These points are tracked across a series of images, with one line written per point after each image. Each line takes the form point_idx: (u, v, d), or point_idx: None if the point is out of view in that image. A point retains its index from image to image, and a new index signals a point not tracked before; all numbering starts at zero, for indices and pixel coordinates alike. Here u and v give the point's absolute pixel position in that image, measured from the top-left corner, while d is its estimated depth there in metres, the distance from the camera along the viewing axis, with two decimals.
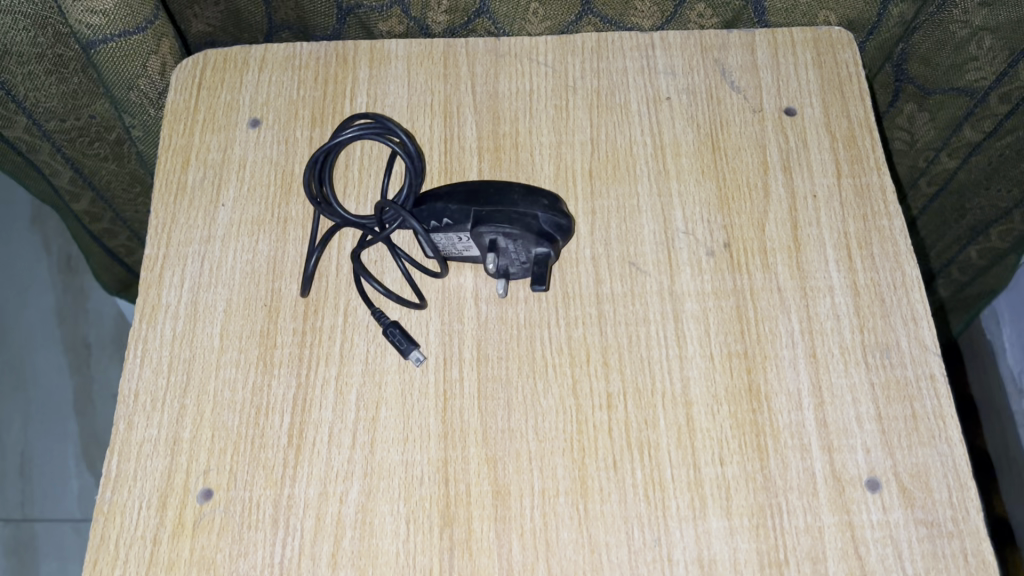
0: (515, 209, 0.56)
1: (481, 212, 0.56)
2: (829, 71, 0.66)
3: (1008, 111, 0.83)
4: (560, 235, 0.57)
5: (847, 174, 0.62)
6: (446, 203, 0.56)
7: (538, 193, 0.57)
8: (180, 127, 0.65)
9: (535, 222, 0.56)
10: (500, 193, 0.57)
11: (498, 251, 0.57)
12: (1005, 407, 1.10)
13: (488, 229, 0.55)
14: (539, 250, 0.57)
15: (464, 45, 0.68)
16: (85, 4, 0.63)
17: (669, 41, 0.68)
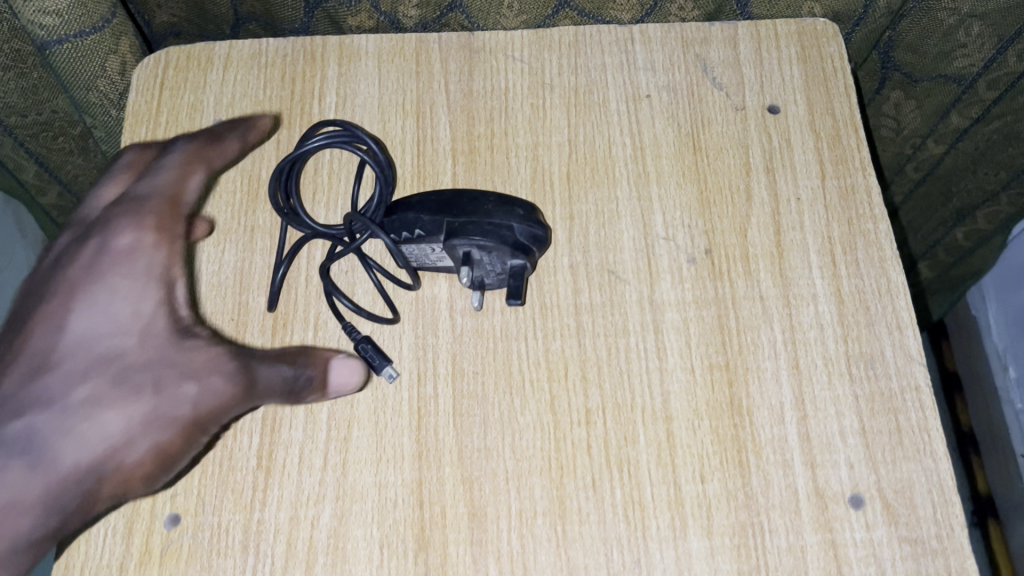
0: (489, 220, 0.54)
1: (454, 224, 0.54)
2: (814, 66, 0.64)
3: (997, 97, 0.82)
4: (536, 246, 0.54)
5: (832, 175, 0.60)
6: (418, 213, 0.54)
7: (512, 203, 0.55)
8: (142, 131, 0.63)
9: (509, 234, 0.54)
10: (473, 203, 0.54)
11: (473, 263, 0.55)
12: (986, 386, 1.08)
13: (460, 243, 0.53)
14: (515, 262, 0.55)
15: (436, 40, 0.66)
16: (37, 5, 0.60)
17: (649, 35, 0.65)
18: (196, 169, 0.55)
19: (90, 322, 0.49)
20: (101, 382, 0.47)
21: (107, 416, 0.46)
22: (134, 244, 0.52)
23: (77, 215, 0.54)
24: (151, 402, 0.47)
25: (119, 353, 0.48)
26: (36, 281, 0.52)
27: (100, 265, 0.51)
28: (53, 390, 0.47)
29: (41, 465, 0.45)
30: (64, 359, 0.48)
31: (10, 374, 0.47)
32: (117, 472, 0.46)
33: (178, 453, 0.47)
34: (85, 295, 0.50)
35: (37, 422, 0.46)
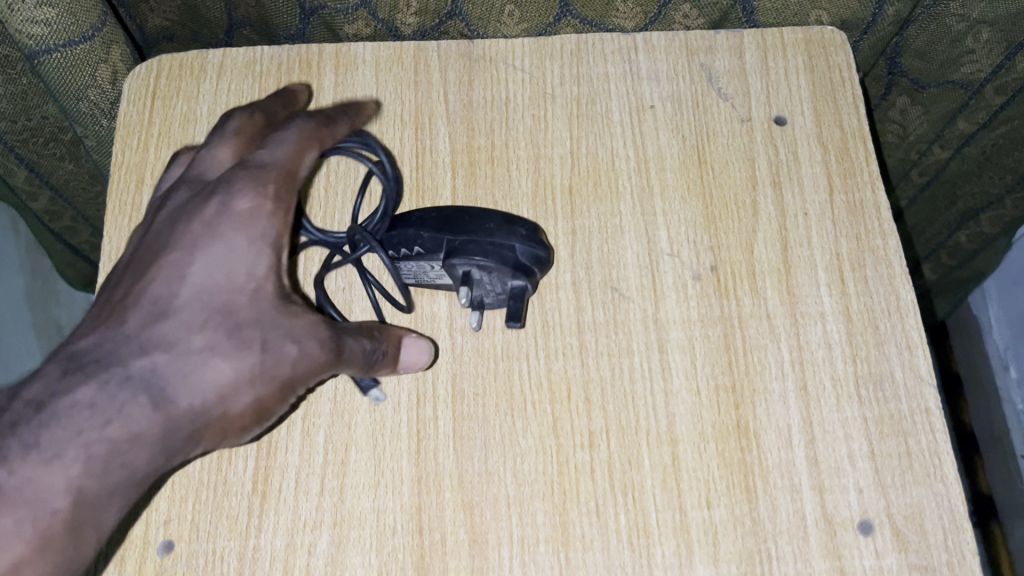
0: (491, 239, 0.52)
1: (455, 242, 0.52)
2: (821, 76, 0.63)
3: (1005, 102, 0.80)
4: (538, 267, 0.53)
5: (840, 189, 0.59)
6: (418, 229, 0.53)
7: (515, 222, 0.53)
8: (133, 142, 0.61)
9: (511, 254, 0.52)
10: (475, 221, 0.53)
11: (472, 282, 0.53)
12: (985, 385, 1.08)
13: (461, 261, 0.52)
14: (515, 284, 0.53)
15: (435, 49, 0.64)
16: (24, 14, 0.58)
17: (652, 43, 0.64)
18: (311, 145, 0.50)
19: (210, 274, 0.45)
20: (218, 335, 0.44)
21: (214, 365, 0.44)
22: (253, 211, 0.47)
23: (188, 173, 0.51)
24: (261, 354, 0.45)
25: (232, 305, 0.45)
26: (153, 232, 0.48)
27: (219, 222, 0.46)
28: (173, 330, 0.44)
29: (160, 404, 0.42)
30: (182, 305, 0.44)
31: (130, 315, 0.44)
32: (222, 417, 0.44)
33: (268, 410, 0.46)
34: (202, 246, 0.46)
35: (159, 359, 0.43)
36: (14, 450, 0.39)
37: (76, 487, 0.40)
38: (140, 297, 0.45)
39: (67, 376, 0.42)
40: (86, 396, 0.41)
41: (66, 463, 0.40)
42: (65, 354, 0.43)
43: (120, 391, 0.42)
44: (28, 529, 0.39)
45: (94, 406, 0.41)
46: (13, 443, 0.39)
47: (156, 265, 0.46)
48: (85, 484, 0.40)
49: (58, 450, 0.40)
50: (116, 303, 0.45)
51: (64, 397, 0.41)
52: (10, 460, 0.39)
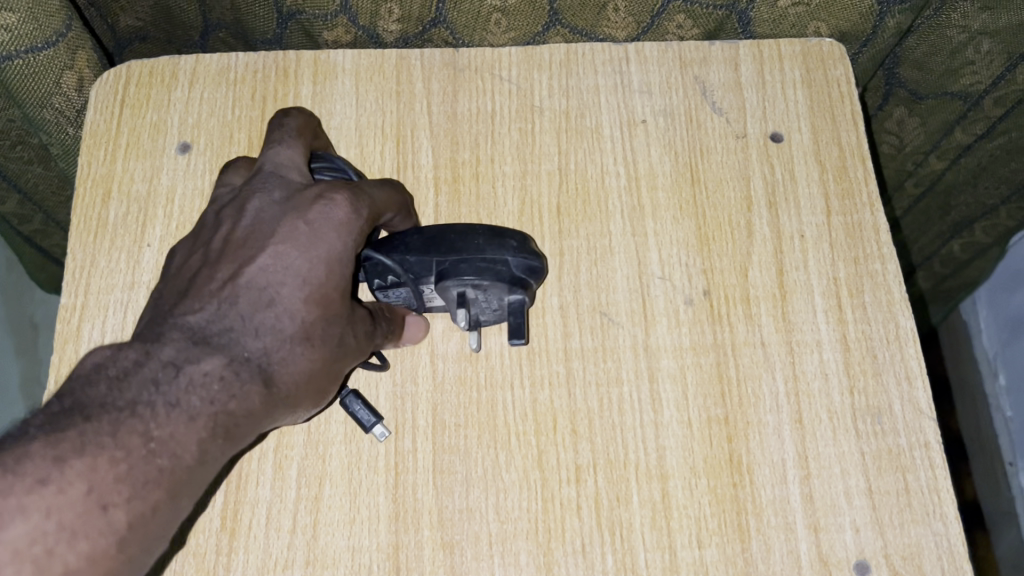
0: (482, 256, 0.49)
1: (443, 264, 0.49)
2: (819, 90, 0.61)
3: (1003, 114, 0.78)
4: (533, 278, 0.50)
5: (838, 211, 0.57)
6: (404, 253, 0.50)
7: (504, 235, 0.50)
8: (100, 154, 0.58)
9: (505, 269, 0.49)
10: (463, 238, 0.50)
11: (468, 302, 0.51)
12: (976, 391, 1.03)
13: (452, 283, 0.49)
14: (513, 298, 0.51)
15: (419, 57, 0.61)
16: None
17: (645, 54, 0.62)
18: (398, 209, 0.52)
19: (311, 271, 0.45)
20: (312, 322, 0.45)
21: (303, 354, 0.44)
22: (349, 223, 0.47)
23: (268, 171, 0.49)
24: (338, 347, 0.46)
25: (326, 300, 0.45)
26: (244, 222, 0.47)
27: (323, 224, 0.46)
28: (278, 318, 0.44)
29: (265, 386, 0.43)
30: (283, 297, 0.44)
31: (236, 296, 0.44)
32: (307, 397, 0.46)
33: (324, 396, 0.47)
34: (308, 243, 0.45)
35: (268, 342, 0.44)
36: (158, 404, 0.41)
37: (201, 447, 0.41)
38: (243, 281, 0.45)
39: (197, 346, 0.43)
40: (211, 368, 0.42)
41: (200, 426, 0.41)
42: (186, 325, 0.43)
43: (240, 372, 0.43)
44: (166, 477, 0.40)
45: (223, 379, 0.42)
46: (156, 398, 0.41)
47: (259, 254, 0.45)
48: (207, 447, 0.42)
49: (192, 412, 0.41)
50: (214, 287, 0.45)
51: (194, 363, 0.42)
52: (154, 415, 0.40)
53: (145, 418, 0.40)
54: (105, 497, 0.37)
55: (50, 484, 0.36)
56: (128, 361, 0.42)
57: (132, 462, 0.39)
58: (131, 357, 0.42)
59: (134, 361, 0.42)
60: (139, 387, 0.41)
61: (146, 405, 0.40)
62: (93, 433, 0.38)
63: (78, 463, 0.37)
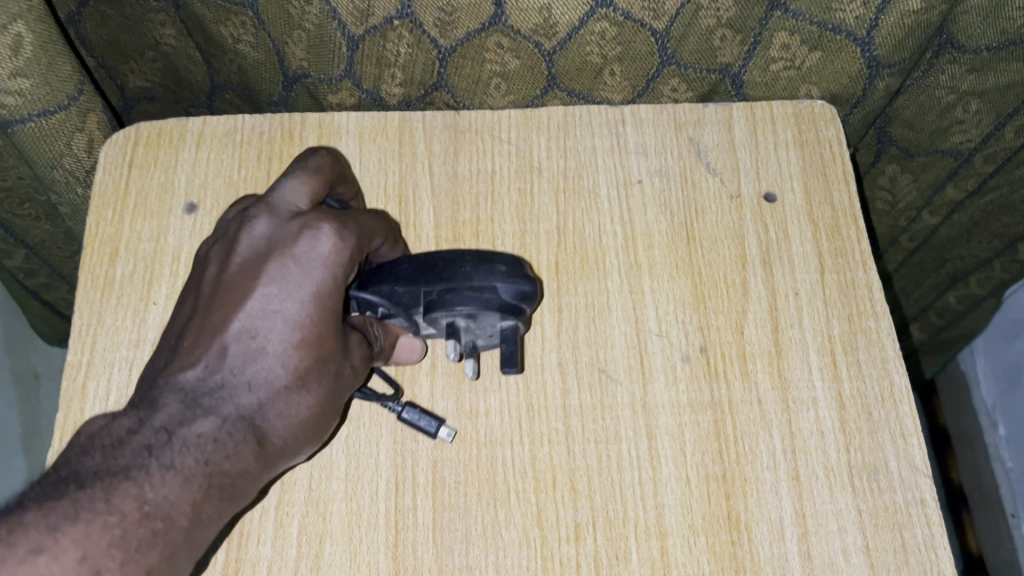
0: (469, 284, 0.49)
1: (431, 294, 0.50)
2: (811, 151, 0.62)
3: (994, 170, 0.80)
4: (525, 304, 0.50)
5: (831, 269, 0.58)
6: (392, 284, 0.50)
7: (493, 259, 0.50)
8: (107, 214, 0.60)
9: (494, 297, 0.49)
10: (450, 265, 0.50)
11: (459, 332, 0.51)
12: (977, 441, 1.03)
13: (441, 314, 0.49)
14: (506, 324, 0.51)
15: (421, 119, 0.63)
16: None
17: (640, 116, 0.63)
18: (388, 233, 0.52)
19: (301, 314, 0.46)
20: (304, 369, 0.46)
21: (298, 401, 0.46)
22: (337, 257, 0.47)
23: (270, 201, 0.50)
24: (336, 385, 0.48)
25: (314, 351, 0.46)
26: (234, 260, 0.48)
27: (309, 259, 0.46)
28: (270, 370, 0.45)
29: (261, 441, 0.45)
30: (274, 343, 0.45)
31: (226, 349, 0.45)
32: (304, 440, 0.47)
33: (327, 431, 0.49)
34: (293, 285, 0.46)
35: (262, 397, 0.45)
36: (153, 466, 0.42)
37: (197, 510, 0.42)
38: (231, 334, 0.46)
39: (189, 408, 0.44)
40: (206, 430, 0.44)
41: (194, 489, 0.42)
42: (177, 385, 0.45)
43: (234, 431, 0.44)
44: (159, 541, 0.40)
45: (216, 441, 0.44)
46: (151, 461, 0.42)
47: (247, 299, 0.46)
48: (203, 509, 0.43)
49: (187, 473, 0.42)
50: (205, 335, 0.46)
51: (189, 426, 0.44)
52: (150, 478, 0.41)
53: (138, 481, 0.41)
54: (98, 563, 0.38)
55: (44, 552, 0.37)
56: (121, 430, 0.43)
57: (126, 526, 0.39)
58: (124, 425, 0.43)
59: (127, 429, 0.43)
60: (133, 453, 0.42)
61: (140, 468, 0.41)
62: (87, 499, 0.39)
63: (72, 529, 0.38)
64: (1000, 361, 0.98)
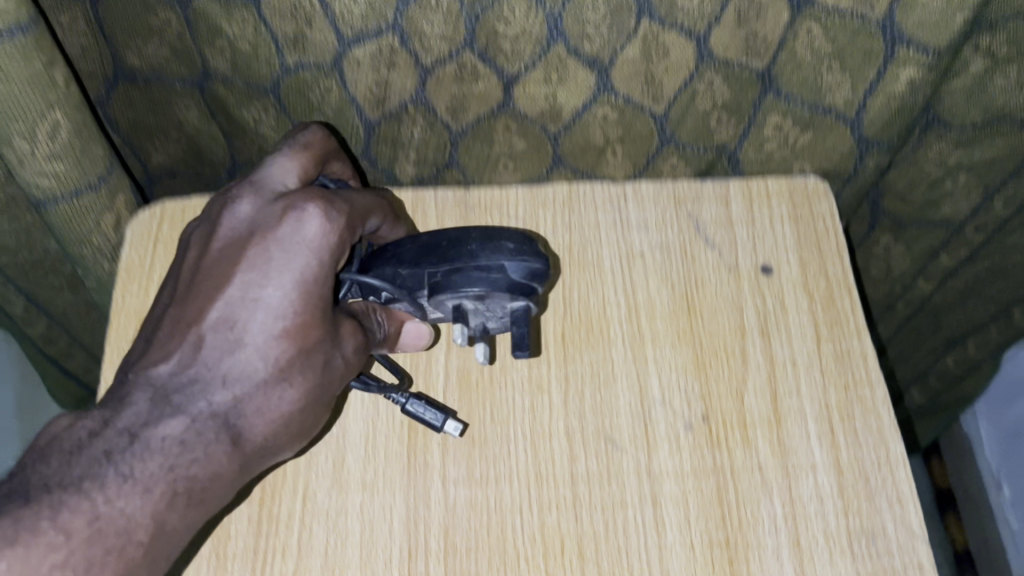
0: (475, 263, 0.52)
1: (436, 275, 0.53)
2: (806, 225, 0.65)
3: (984, 241, 0.82)
4: (536, 281, 0.53)
5: (827, 338, 0.60)
6: (397, 267, 0.54)
7: (500, 239, 0.53)
8: (133, 289, 0.62)
9: (501, 276, 0.52)
10: (457, 247, 0.53)
11: (467, 312, 0.54)
12: (982, 503, 1.04)
13: (447, 294, 0.53)
14: (515, 304, 0.53)
15: (433, 196, 0.66)
16: (34, 169, 0.59)
17: (641, 192, 0.66)
18: (380, 211, 0.56)
19: (284, 301, 0.49)
20: (285, 362, 0.49)
21: (281, 395, 0.49)
22: (321, 240, 0.50)
23: (260, 179, 0.54)
24: (322, 377, 0.51)
25: (293, 351, 0.49)
26: (216, 246, 0.52)
27: (292, 242, 0.50)
28: (250, 362, 0.49)
29: (236, 441, 0.48)
30: (259, 328, 0.49)
31: (203, 339, 0.49)
32: (284, 434, 0.50)
33: (317, 422, 0.52)
34: (275, 273, 0.49)
35: (238, 392, 0.48)
36: (110, 477, 0.45)
37: (159, 521, 0.45)
38: (209, 326, 0.49)
39: (156, 409, 0.47)
40: (173, 431, 0.47)
41: (155, 497, 0.45)
42: (148, 381, 0.48)
43: (206, 429, 0.47)
44: (113, 560, 0.43)
45: (182, 442, 0.47)
46: (108, 470, 0.45)
47: (227, 285, 0.50)
48: (165, 517, 0.45)
49: (149, 484, 0.45)
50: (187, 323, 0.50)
51: (154, 429, 0.47)
52: (105, 489, 0.44)
53: (91, 493, 0.44)
54: None
55: None
56: (83, 432, 0.46)
57: (71, 547, 0.42)
58: (86, 428, 0.46)
59: (90, 432, 0.46)
60: (90, 460, 0.45)
61: (95, 480, 0.44)
62: (32, 517, 0.42)
63: (12, 553, 0.41)
64: (1000, 423, 0.95)
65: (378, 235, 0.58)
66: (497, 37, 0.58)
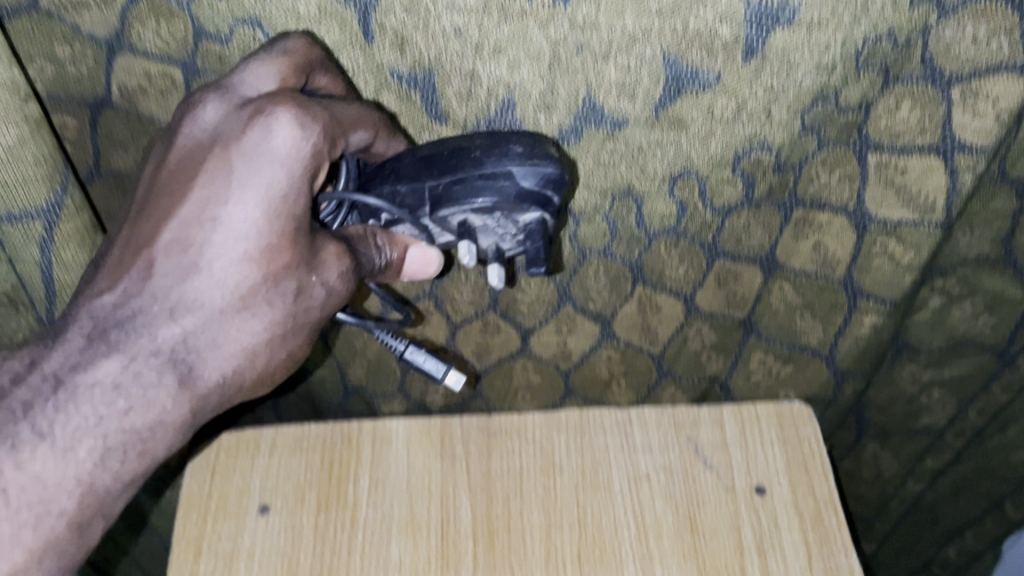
0: (480, 170, 0.50)
1: (439, 187, 0.52)
2: (793, 448, 0.70)
3: (965, 445, 0.87)
4: (550, 188, 0.50)
5: (818, 557, 0.64)
6: (396, 185, 0.53)
7: (508, 146, 0.51)
8: (193, 515, 0.67)
9: (508, 182, 0.50)
10: (459, 156, 0.52)
11: (474, 228, 0.53)
12: None
13: (451, 208, 0.51)
14: (529, 217, 0.51)
15: (458, 422, 0.72)
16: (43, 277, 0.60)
17: (643, 418, 0.72)
18: (367, 125, 0.53)
19: (245, 220, 0.47)
20: (243, 294, 0.48)
21: (241, 324, 0.49)
22: (291, 150, 0.47)
23: (233, 81, 0.51)
24: (291, 307, 0.50)
25: (250, 284, 0.48)
26: (178, 157, 0.50)
27: (257, 154, 0.47)
28: (204, 293, 0.48)
29: (185, 381, 0.49)
30: (219, 248, 0.48)
31: (154, 262, 0.48)
32: (245, 365, 0.50)
33: (295, 347, 0.52)
34: (236, 191, 0.48)
35: (187, 328, 0.49)
36: (25, 436, 0.47)
37: (86, 481, 0.48)
38: (160, 249, 0.48)
39: (88, 349, 0.48)
40: (106, 374, 0.48)
41: (75, 460, 0.48)
42: (88, 315, 0.49)
43: (144, 369, 0.48)
44: (28, 535, 0.48)
45: (114, 385, 0.48)
46: (24, 427, 0.48)
47: (183, 203, 0.48)
48: (96, 475, 0.48)
49: (72, 443, 0.48)
50: (139, 249, 0.49)
51: (82, 373, 0.48)
52: (17, 454, 0.47)
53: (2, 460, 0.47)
54: None
55: None
56: (9, 378, 0.49)
57: None
58: (16, 370, 0.49)
59: (14, 378, 0.49)
60: (5, 414, 0.48)
61: (7, 442, 0.47)
62: None
63: None
64: None
65: (369, 151, 0.55)
66: (516, 302, 0.69)
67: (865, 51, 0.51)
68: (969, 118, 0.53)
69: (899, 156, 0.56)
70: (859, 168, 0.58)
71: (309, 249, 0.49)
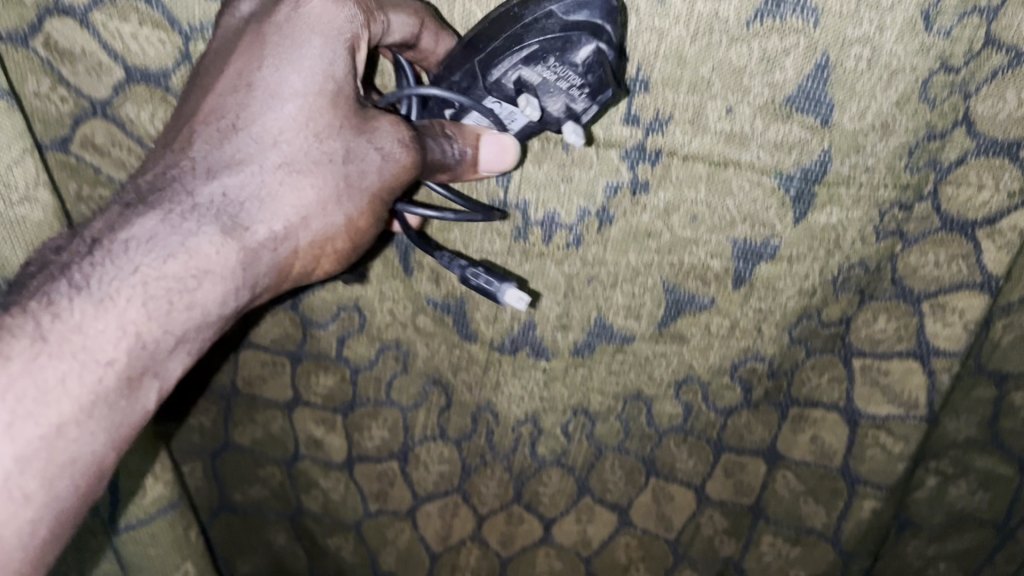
0: (520, 21, 0.46)
1: (484, 53, 0.47)
2: None
3: None
4: (596, 15, 0.45)
5: None
6: (449, 71, 0.49)
7: None
8: None
9: (551, 20, 0.45)
10: (501, 17, 0.47)
11: (534, 86, 0.48)
12: None
13: (502, 61, 0.47)
14: (584, 51, 0.46)
15: None
16: None
17: None
18: (410, 11, 0.49)
19: (287, 80, 0.45)
20: (293, 153, 0.45)
21: (289, 184, 0.45)
22: (325, 14, 0.45)
23: None
24: (342, 168, 0.46)
25: (297, 139, 0.45)
26: (216, 45, 0.48)
27: (292, 24, 0.45)
28: (251, 147, 0.45)
29: (233, 233, 0.45)
30: (263, 111, 0.45)
31: (196, 133, 0.45)
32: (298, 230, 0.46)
33: (352, 217, 0.48)
34: (275, 55, 0.45)
35: (230, 185, 0.45)
36: (61, 291, 0.42)
37: (135, 333, 0.43)
38: (203, 116, 0.46)
39: (129, 210, 0.44)
40: (143, 229, 0.43)
41: (117, 310, 0.43)
42: (129, 190, 0.45)
43: (184, 221, 0.44)
44: (74, 386, 0.43)
45: (153, 238, 0.43)
46: (60, 282, 0.42)
47: (223, 76, 0.46)
48: (143, 328, 0.43)
49: (114, 295, 0.43)
50: (183, 125, 0.46)
51: (122, 230, 0.43)
52: (54, 306, 0.42)
53: (40, 313, 0.42)
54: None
55: None
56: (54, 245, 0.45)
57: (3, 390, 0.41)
58: (57, 243, 0.45)
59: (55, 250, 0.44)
60: (48, 275, 0.43)
61: (44, 297, 0.42)
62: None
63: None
64: None
65: (417, 49, 0.50)
66: (538, 495, 0.74)
67: (840, 278, 0.59)
68: (940, 327, 0.60)
69: (882, 359, 0.63)
70: (845, 370, 0.64)
71: (356, 115, 0.46)
